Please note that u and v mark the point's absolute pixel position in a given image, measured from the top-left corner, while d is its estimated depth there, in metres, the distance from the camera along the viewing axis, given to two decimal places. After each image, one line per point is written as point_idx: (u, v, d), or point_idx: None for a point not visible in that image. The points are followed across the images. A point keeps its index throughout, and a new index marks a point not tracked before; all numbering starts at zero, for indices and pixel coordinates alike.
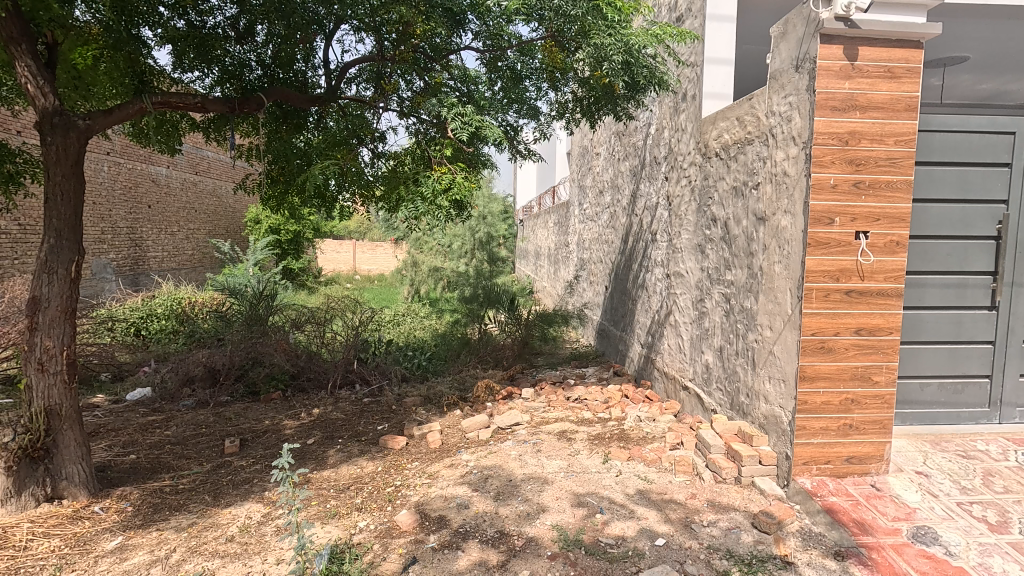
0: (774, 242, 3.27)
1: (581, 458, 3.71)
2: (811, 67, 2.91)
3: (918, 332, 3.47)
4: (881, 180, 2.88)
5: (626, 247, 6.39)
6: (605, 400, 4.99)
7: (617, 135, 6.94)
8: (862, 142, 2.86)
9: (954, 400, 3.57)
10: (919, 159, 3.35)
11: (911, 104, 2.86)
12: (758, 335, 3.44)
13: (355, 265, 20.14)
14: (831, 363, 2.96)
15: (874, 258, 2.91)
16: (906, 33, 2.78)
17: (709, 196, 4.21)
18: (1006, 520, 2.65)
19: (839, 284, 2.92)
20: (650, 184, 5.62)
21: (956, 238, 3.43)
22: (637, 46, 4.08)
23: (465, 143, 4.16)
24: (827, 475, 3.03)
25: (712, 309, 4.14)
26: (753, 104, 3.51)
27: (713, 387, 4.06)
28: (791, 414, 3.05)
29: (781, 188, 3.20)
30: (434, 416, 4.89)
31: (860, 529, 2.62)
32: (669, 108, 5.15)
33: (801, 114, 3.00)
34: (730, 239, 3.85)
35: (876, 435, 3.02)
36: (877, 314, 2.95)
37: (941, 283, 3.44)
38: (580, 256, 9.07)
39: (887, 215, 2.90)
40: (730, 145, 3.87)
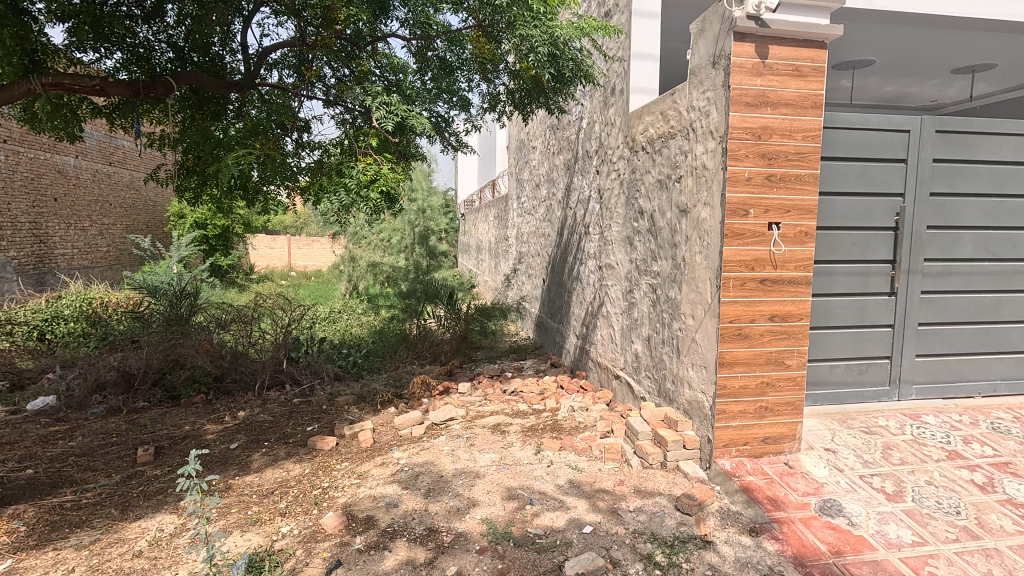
0: (695, 233, 3.38)
1: (514, 450, 3.72)
2: (727, 64, 3.00)
3: (827, 317, 3.69)
4: (791, 174, 3.03)
5: (562, 241, 6.46)
6: (540, 392, 5.04)
7: (551, 129, 6.99)
8: (773, 136, 2.99)
9: (860, 380, 3.82)
10: (826, 154, 3.54)
11: (817, 101, 3.01)
12: (682, 324, 3.54)
13: (291, 260, 19.44)
14: (748, 348, 3.10)
15: (786, 248, 3.06)
16: (812, 33, 2.93)
17: (637, 188, 4.29)
18: (901, 489, 2.88)
19: (754, 272, 3.05)
20: (582, 177, 5.68)
21: (860, 229, 3.66)
22: (563, 38, 4.12)
23: (393, 134, 4.04)
24: (745, 455, 3.17)
25: (640, 300, 4.24)
26: (675, 99, 3.61)
27: (642, 375, 4.17)
28: (712, 398, 3.16)
29: (701, 180, 3.30)
30: (367, 414, 4.77)
31: (773, 505, 2.76)
32: (598, 102, 5.21)
33: (718, 109, 3.09)
34: (656, 231, 3.95)
35: (789, 416, 3.19)
36: (789, 301, 3.11)
37: (847, 272, 3.66)
38: (519, 250, 9.12)
39: (797, 207, 3.06)
40: (655, 139, 3.96)
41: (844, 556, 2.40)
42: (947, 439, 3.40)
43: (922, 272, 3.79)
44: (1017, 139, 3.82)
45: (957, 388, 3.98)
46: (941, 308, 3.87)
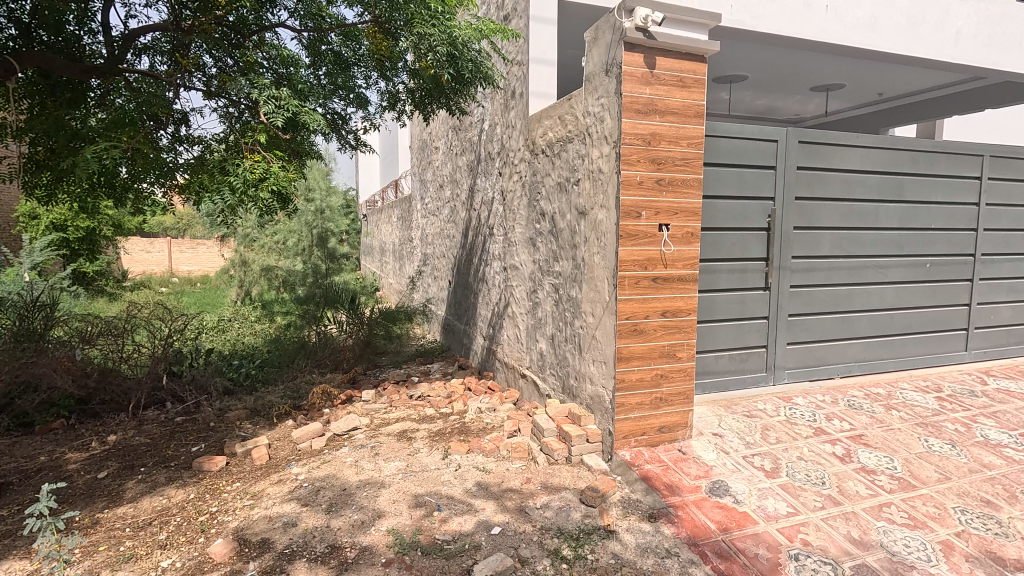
0: (593, 235, 3.50)
1: (421, 456, 3.64)
2: (619, 72, 3.13)
3: (712, 311, 3.98)
4: (678, 178, 3.24)
5: (466, 242, 6.44)
6: (447, 395, 4.99)
7: (453, 130, 6.95)
8: (661, 143, 3.18)
9: (741, 368, 4.16)
10: (708, 160, 3.82)
11: (699, 111, 3.24)
12: (583, 321, 3.66)
13: (172, 266, 17.75)
14: (643, 343, 3.26)
15: (675, 248, 3.27)
16: (693, 48, 3.14)
17: (538, 191, 4.38)
18: (777, 466, 3.17)
19: (647, 271, 3.22)
20: (485, 179, 5.71)
21: (738, 229, 3.99)
22: (462, 39, 4.11)
23: (283, 130, 3.82)
24: (643, 445, 3.34)
25: (543, 300, 4.33)
26: (572, 104, 3.72)
27: (547, 373, 4.26)
28: (612, 393, 3.29)
29: (598, 183, 3.43)
30: (262, 429, 4.46)
31: (669, 491, 2.92)
32: (499, 104, 5.25)
33: (611, 115, 3.23)
34: (557, 232, 4.05)
35: (681, 405, 3.40)
36: (678, 297, 3.32)
37: (728, 269, 3.98)
38: (424, 251, 8.99)
39: (684, 209, 3.28)
40: (553, 142, 4.06)
41: (730, 532, 2.60)
42: (814, 418, 3.80)
43: (790, 268, 4.21)
44: (863, 151, 4.36)
45: (821, 371, 4.46)
46: (806, 300, 4.32)
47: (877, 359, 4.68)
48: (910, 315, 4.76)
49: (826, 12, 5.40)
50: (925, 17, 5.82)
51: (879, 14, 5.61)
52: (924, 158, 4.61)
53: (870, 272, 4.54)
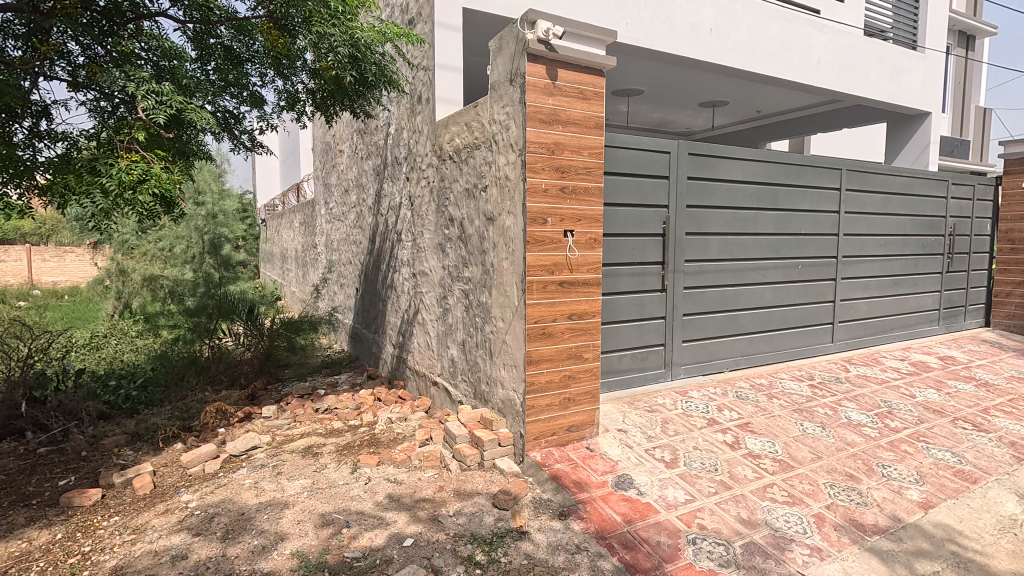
0: (501, 240, 3.54)
1: (327, 472, 3.49)
2: (523, 82, 3.20)
3: (614, 313, 4.17)
4: (581, 186, 3.37)
5: (374, 249, 6.28)
6: (356, 407, 4.82)
7: (358, 133, 6.75)
8: (564, 152, 3.30)
9: (643, 365, 4.39)
10: (608, 169, 4.01)
11: (599, 123, 3.40)
12: (493, 326, 3.69)
13: (33, 276, 15.68)
14: (551, 345, 3.35)
15: (579, 253, 3.40)
16: (593, 62, 3.30)
17: (446, 197, 4.37)
18: (676, 457, 3.38)
19: (553, 276, 3.32)
20: (392, 184, 5.61)
21: (637, 235, 4.22)
22: (364, 41, 4.00)
23: (166, 128, 3.51)
24: (553, 445, 3.43)
25: (453, 306, 4.32)
26: (478, 111, 3.76)
27: (458, 380, 4.25)
28: (522, 395, 3.35)
29: (505, 190, 3.48)
30: (146, 455, 4.06)
31: (578, 488, 3.02)
32: (405, 109, 5.18)
33: (516, 123, 3.30)
34: (466, 238, 4.06)
35: (588, 404, 3.53)
36: (583, 300, 3.45)
37: (629, 272, 4.20)
38: (329, 258, 8.63)
39: (587, 216, 3.42)
40: (460, 149, 4.07)
41: (635, 522, 2.73)
42: (707, 409, 4.09)
43: (684, 271, 4.52)
44: (744, 163, 4.79)
45: (712, 365, 4.82)
46: (698, 300, 4.66)
47: (760, 353, 5.14)
48: (787, 311, 5.27)
49: (709, 34, 5.88)
50: (792, 44, 6.51)
51: (755, 39, 6.20)
52: (794, 171, 5.14)
53: (752, 273, 4.98)
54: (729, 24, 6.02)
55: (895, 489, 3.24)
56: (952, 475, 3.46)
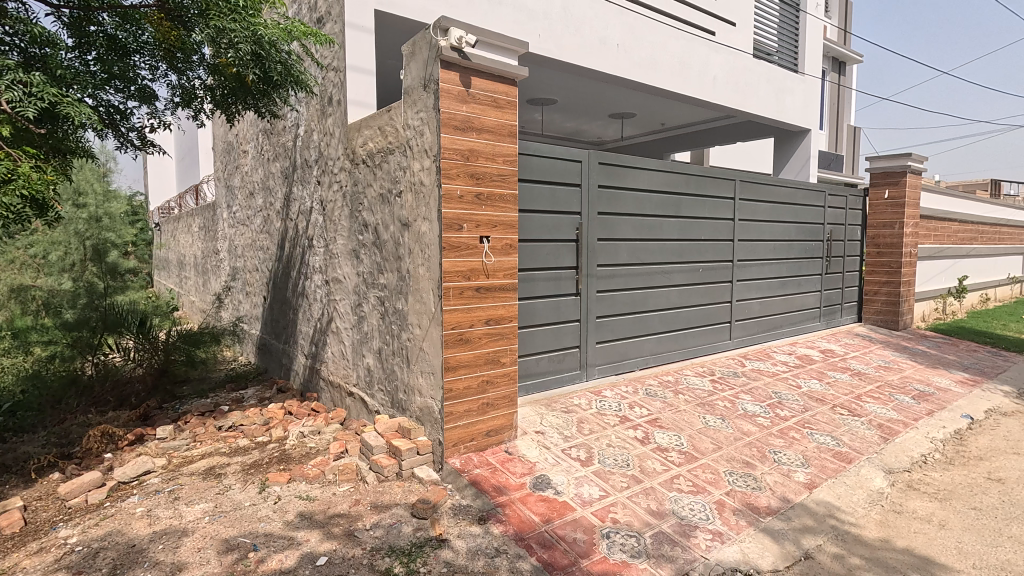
0: (417, 246, 3.51)
1: (232, 494, 3.28)
2: (436, 88, 3.19)
3: (531, 317, 4.26)
4: (495, 193, 3.42)
5: (283, 255, 5.98)
6: (265, 422, 4.56)
7: (264, 133, 6.42)
8: (479, 159, 3.33)
9: (559, 367, 4.51)
10: (523, 176, 4.09)
11: (512, 131, 3.47)
12: (410, 333, 3.64)
13: None
14: (469, 351, 3.36)
15: (495, 258, 3.44)
16: (505, 71, 3.36)
17: (359, 202, 4.26)
18: (591, 455, 3.50)
19: (470, 281, 3.33)
20: (302, 188, 5.38)
21: (551, 240, 4.34)
22: (268, 38, 3.81)
23: (36, 122, 3.15)
24: (472, 451, 3.43)
25: (368, 313, 4.21)
26: (391, 116, 3.70)
27: (375, 389, 4.15)
28: (440, 402, 3.32)
29: (420, 196, 3.45)
30: (13, 489, 3.60)
31: (497, 491, 3.04)
32: (315, 110, 5.00)
33: (430, 129, 3.28)
34: (380, 244, 3.98)
35: (506, 408, 3.57)
36: (500, 305, 3.49)
37: (544, 277, 4.30)
38: (233, 265, 8.10)
39: (502, 222, 3.47)
40: (374, 153, 3.99)
41: (552, 521, 2.80)
42: (619, 407, 4.27)
43: (596, 275, 4.71)
44: (649, 173, 5.07)
45: (624, 365, 5.04)
46: (610, 303, 4.86)
47: (667, 352, 5.44)
48: (690, 312, 5.63)
49: (617, 49, 6.18)
50: (691, 62, 6.98)
51: (658, 56, 6.59)
52: (695, 181, 5.51)
53: (659, 276, 5.27)
54: (635, 41, 6.35)
55: (785, 472, 3.56)
56: (832, 456, 3.85)
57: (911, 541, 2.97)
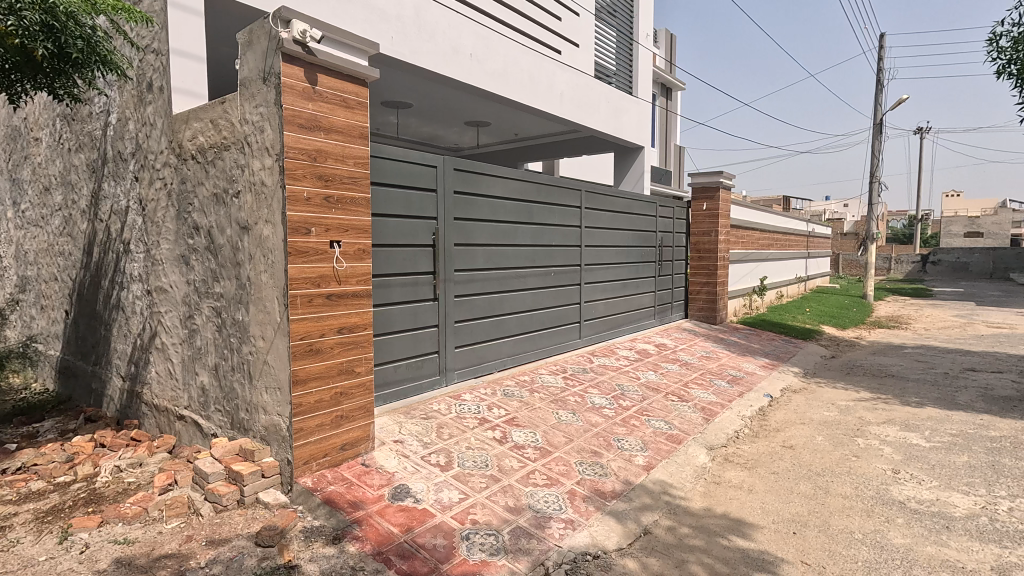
0: (258, 251, 3.24)
1: (20, 550, 2.72)
2: (277, 82, 2.98)
3: (387, 324, 4.16)
4: (346, 197, 3.29)
5: (90, 262, 5.13)
6: (68, 458, 3.87)
7: (63, 118, 5.46)
8: (327, 160, 3.17)
9: (418, 374, 4.46)
10: (376, 180, 3.99)
11: (362, 133, 3.37)
12: (252, 346, 3.34)
13: None
14: (319, 362, 3.18)
15: (347, 264, 3.30)
16: (354, 70, 3.25)
17: (188, 202, 3.82)
18: (451, 459, 3.51)
19: (320, 289, 3.16)
20: (115, 184, 4.67)
21: (408, 245, 4.28)
22: (65, 8, 3.26)
23: None
24: (325, 468, 3.25)
25: (202, 326, 3.78)
26: (226, 108, 3.39)
27: (211, 410, 3.74)
28: (287, 419, 3.09)
29: (260, 198, 3.19)
30: None
31: (353, 507, 2.91)
32: (131, 96, 4.38)
33: (271, 126, 3.05)
34: (215, 249, 3.60)
35: (362, 419, 3.44)
36: (353, 313, 3.36)
37: (400, 283, 4.23)
38: (21, 274, 6.75)
39: (355, 226, 3.35)
40: (205, 149, 3.61)
41: (412, 530, 2.76)
42: (478, 410, 4.34)
43: (453, 280, 4.75)
44: (503, 180, 5.24)
45: (483, 368, 5.14)
46: (468, 307, 4.93)
47: (523, 353, 5.66)
48: (544, 313, 5.93)
49: (470, 58, 6.31)
50: (540, 78, 7.38)
51: (509, 69, 6.86)
52: (545, 190, 5.82)
53: (514, 280, 5.47)
54: (487, 52, 6.55)
55: (627, 457, 3.91)
56: (666, 439, 4.32)
57: (727, 506, 3.44)
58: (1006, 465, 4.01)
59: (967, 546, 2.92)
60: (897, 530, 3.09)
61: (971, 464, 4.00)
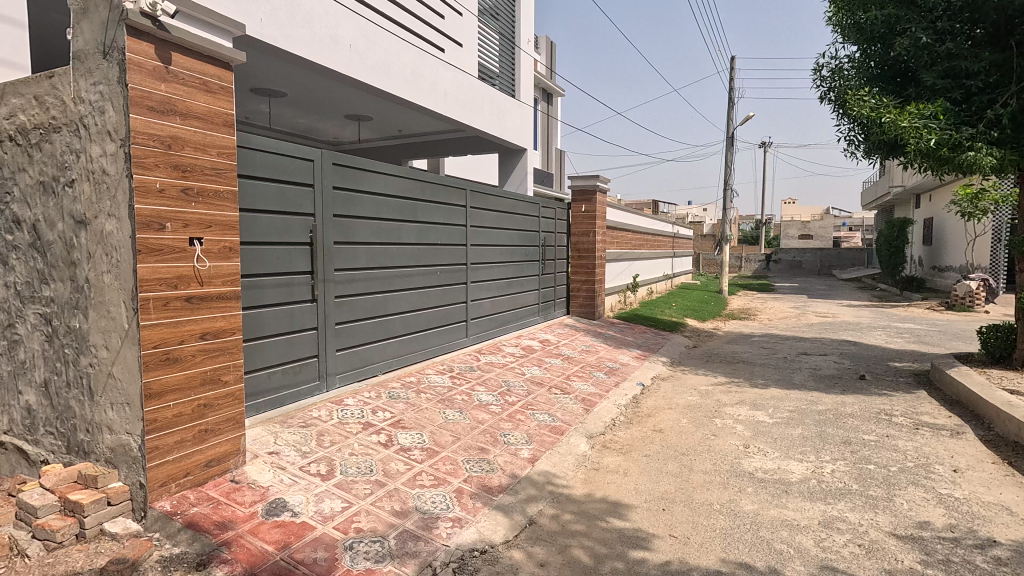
0: (100, 249, 2.84)
1: None
2: (121, 57, 2.64)
3: (259, 327, 3.87)
4: (209, 189, 3.00)
5: None
6: None
7: None
8: (185, 148, 2.87)
9: (295, 380, 4.18)
10: (243, 172, 3.68)
11: (227, 121, 3.10)
12: (93, 358, 2.93)
13: None
14: (178, 372, 2.87)
15: (210, 263, 3.02)
16: (215, 52, 2.96)
17: (5, 191, 3.25)
18: (332, 468, 3.35)
19: (179, 291, 2.85)
20: None
21: (282, 244, 4.01)
22: None
23: None
24: (187, 488, 2.94)
25: (27, 336, 3.24)
26: (55, 84, 2.93)
27: (40, 434, 3.22)
28: (139, 438, 2.75)
29: (100, 188, 2.80)
30: None
31: (221, 529, 2.67)
32: None
33: (114, 107, 2.70)
34: (42, 246, 3.10)
35: (231, 431, 3.16)
36: (219, 317, 3.08)
37: (273, 283, 3.95)
38: None
39: (218, 222, 3.07)
40: (27, 129, 3.09)
41: (290, 546, 2.59)
42: (362, 414, 4.19)
43: (333, 280, 4.53)
44: (385, 177, 5.10)
45: (367, 371, 4.96)
46: (349, 308, 4.73)
47: (409, 353, 5.56)
48: (429, 313, 5.87)
49: (349, 50, 6.06)
50: (423, 74, 7.29)
51: (390, 63, 6.69)
52: (429, 188, 5.76)
53: (398, 280, 5.35)
54: (367, 44, 6.33)
55: (513, 452, 4.00)
56: (549, 431, 4.48)
57: (606, 490, 3.66)
58: (830, 433, 4.70)
59: (801, 506, 3.37)
60: (746, 498, 3.49)
61: (804, 435, 4.64)
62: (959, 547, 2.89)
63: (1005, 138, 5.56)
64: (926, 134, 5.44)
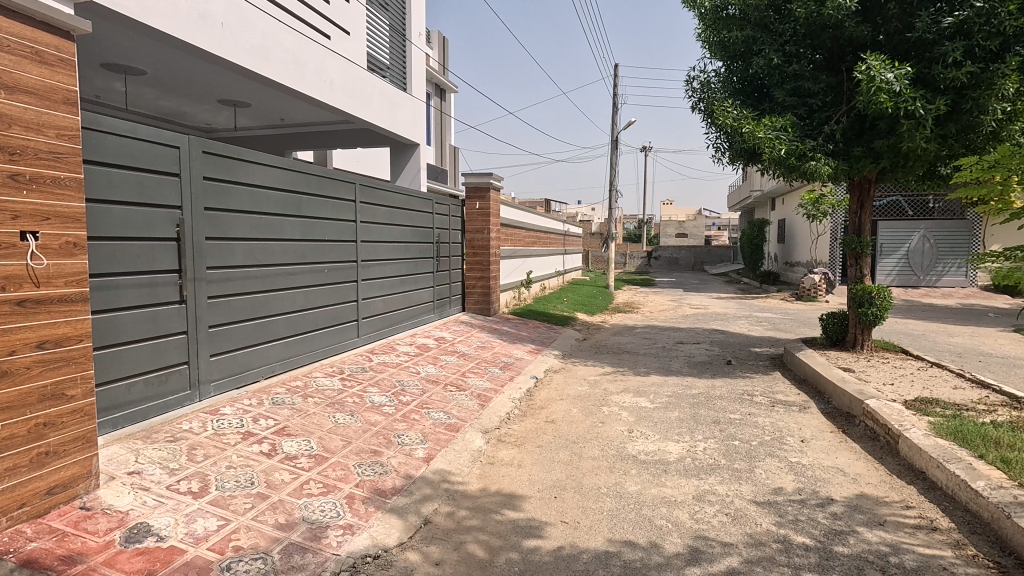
0: None
1: None
2: None
3: (114, 333, 3.45)
4: (46, 176, 2.61)
5: None
6: None
7: None
8: (13, 127, 2.47)
9: (160, 391, 3.77)
10: (89, 158, 3.26)
11: (69, 98, 2.71)
12: None
13: None
14: (8, 388, 2.46)
15: (49, 262, 2.63)
16: (51, 18, 2.57)
17: None
18: (206, 484, 3.06)
19: (7, 294, 2.45)
20: None
21: (141, 239, 3.60)
22: None
23: None
24: (24, 521, 2.54)
25: None
26: None
27: None
28: None
29: None
30: None
31: (67, 564, 2.33)
32: None
33: None
34: None
35: (80, 452, 2.78)
36: (61, 323, 2.68)
37: (132, 284, 3.54)
38: None
39: (59, 214, 2.67)
40: None
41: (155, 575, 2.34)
42: (241, 423, 3.88)
43: (205, 279, 4.15)
44: (265, 168, 4.77)
45: (246, 376, 4.59)
46: (224, 310, 4.36)
47: (294, 356, 5.23)
48: (316, 313, 5.57)
49: (220, 29, 5.57)
50: (306, 61, 6.89)
51: (269, 47, 6.25)
52: (315, 181, 5.46)
53: (280, 278, 5.02)
54: (242, 24, 5.86)
55: (407, 452, 3.94)
56: (444, 429, 4.46)
57: (500, 483, 3.71)
58: (703, 415, 5.15)
59: (678, 483, 3.66)
60: (630, 479, 3.72)
61: (681, 418, 5.04)
62: (806, 508, 3.30)
63: (839, 150, 6.41)
64: (778, 144, 6.10)
